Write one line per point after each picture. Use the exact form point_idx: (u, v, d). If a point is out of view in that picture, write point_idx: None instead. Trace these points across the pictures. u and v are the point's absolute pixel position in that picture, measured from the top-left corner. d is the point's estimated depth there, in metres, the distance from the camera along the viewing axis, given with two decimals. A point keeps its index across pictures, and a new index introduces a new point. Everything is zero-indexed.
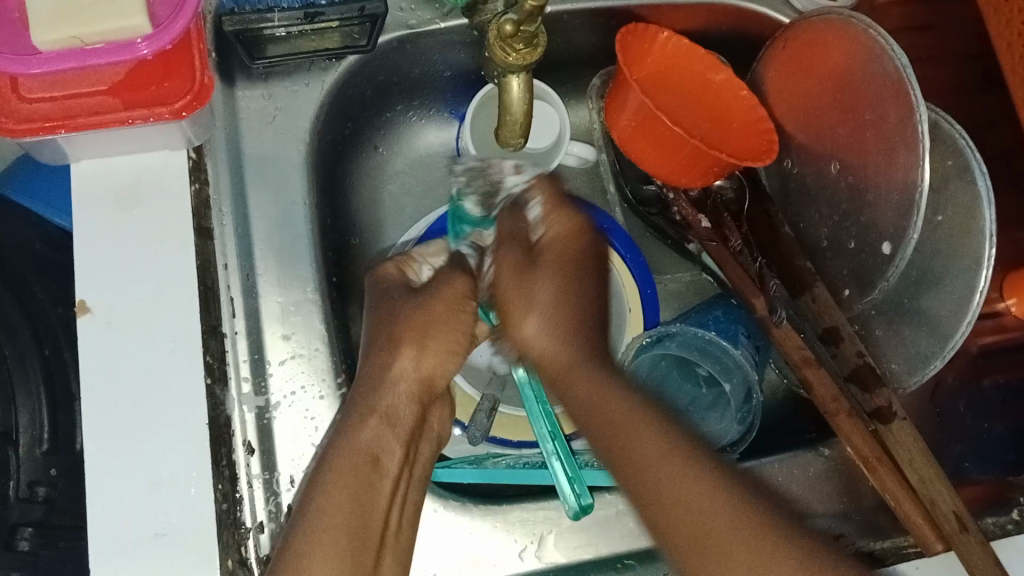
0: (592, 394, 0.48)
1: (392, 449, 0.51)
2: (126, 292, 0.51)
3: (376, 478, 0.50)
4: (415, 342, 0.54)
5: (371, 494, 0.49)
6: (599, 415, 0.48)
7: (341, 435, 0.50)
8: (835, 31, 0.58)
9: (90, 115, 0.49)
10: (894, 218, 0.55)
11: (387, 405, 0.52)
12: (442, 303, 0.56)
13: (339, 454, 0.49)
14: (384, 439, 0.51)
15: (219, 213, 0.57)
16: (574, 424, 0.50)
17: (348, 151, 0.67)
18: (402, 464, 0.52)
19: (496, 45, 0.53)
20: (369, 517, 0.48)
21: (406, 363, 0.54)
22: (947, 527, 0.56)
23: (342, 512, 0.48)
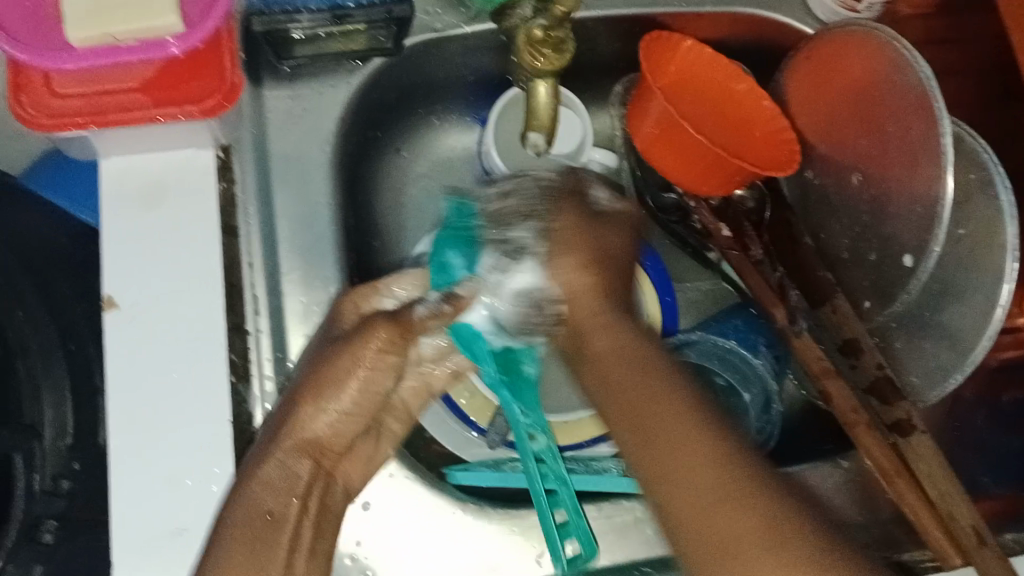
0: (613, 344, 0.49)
1: (286, 504, 0.48)
2: (151, 288, 0.52)
3: (275, 534, 0.47)
4: (361, 356, 0.50)
5: (294, 487, 0.48)
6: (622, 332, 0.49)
7: (239, 485, 0.48)
8: (859, 43, 0.59)
9: (119, 113, 0.50)
10: (918, 230, 0.55)
11: (286, 457, 0.49)
12: (348, 351, 0.50)
13: (232, 507, 0.46)
14: (293, 476, 0.49)
15: (243, 214, 0.57)
16: (605, 316, 0.50)
17: (371, 154, 0.67)
18: (298, 515, 0.48)
19: (525, 50, 0.54)
20: (268, 566, 0.46)
21: (315, 419, 0.50)
22: (965, 542, 0.54)
23: (245, 570, 0.45)
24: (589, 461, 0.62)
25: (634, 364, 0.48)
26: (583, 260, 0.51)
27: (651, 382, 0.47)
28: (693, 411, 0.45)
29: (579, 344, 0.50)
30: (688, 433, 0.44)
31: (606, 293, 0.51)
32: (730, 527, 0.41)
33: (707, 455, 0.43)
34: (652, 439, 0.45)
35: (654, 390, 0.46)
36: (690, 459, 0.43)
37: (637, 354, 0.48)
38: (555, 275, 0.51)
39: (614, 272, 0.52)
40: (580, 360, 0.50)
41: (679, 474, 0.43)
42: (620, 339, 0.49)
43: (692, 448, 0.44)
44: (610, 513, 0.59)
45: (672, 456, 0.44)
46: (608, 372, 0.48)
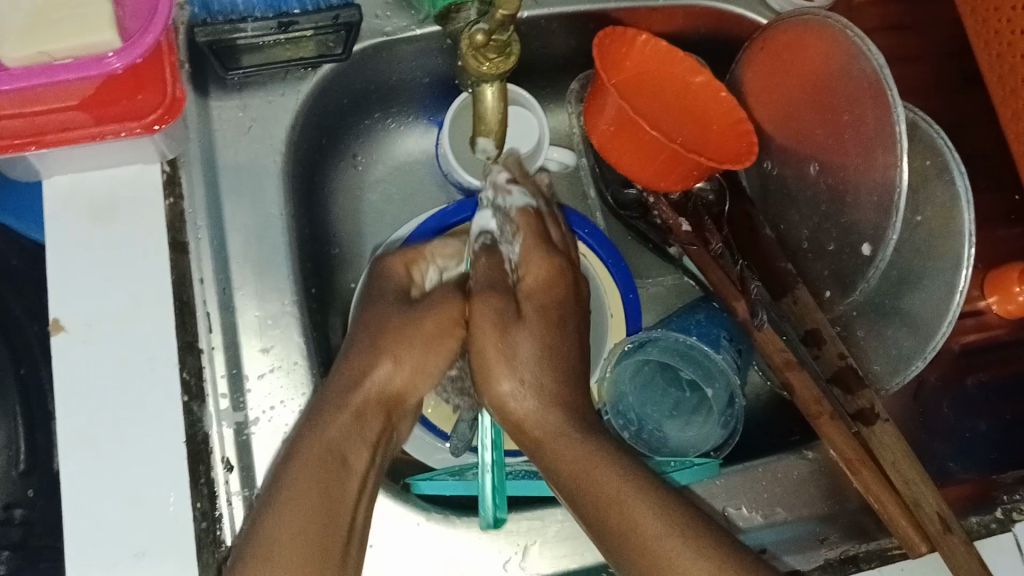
0: (584, 486, 0.49)
1: (357, 451, 0.51)
2: (102, 309, 0.51)
3: (344, 475, 0.50)
4: (391, 352, 0.55)
5: (332, 488, 0.49)
6: (586, 441, 0.51)
7: (289, 456, 0.50)
8: (815, 33, 0.58)
9: (58, 133, 0.49)
10: (875, 218, 0.55)
11: (331, 439, 0.51)
12: (433, 317, 0.56)
13: (290, 467, 0.49)
14: (352, 440, 0.51)
15: (193, 228, 0.56)
16: (564, 430, 0.52)
17: (326, 162, 0.67)
18: (367, 462, 0.52)
19: (469, 56, 0.53)
20: (336, 510, 0.48)
21: (381, 376, 0.54)
22: (930, 527, 0.56)
23: (300, 527, 0.47)
24: None
25: (609, 486, 0.48)
26: (541, 336, 0.55)
27: (596, 470, 0.49)
28: (650, 494, 0.47)
29: (540, 441, 0.52)
30: (644, 513, 0.47)
31: (559, 370, 0.55)
32: (677, 570, 0.45)
33: (664, 529, 0.46)
34: (615, 522, 0.47)
35: (591, 458, 0.50)
36: (652, 530, 0.46)
37: (612, 483, 0.48)
38: (501, 399, 0.54)
39: (561, 345, 0.55)
40: (543, 460, 0.52)
41: (648, 538, 0.46)
42: (590, 460, 0.50)
43: (651, 527, 0.46)
44: None
45: (634, 534, 0.46)
46: (579, 476, 0.50)
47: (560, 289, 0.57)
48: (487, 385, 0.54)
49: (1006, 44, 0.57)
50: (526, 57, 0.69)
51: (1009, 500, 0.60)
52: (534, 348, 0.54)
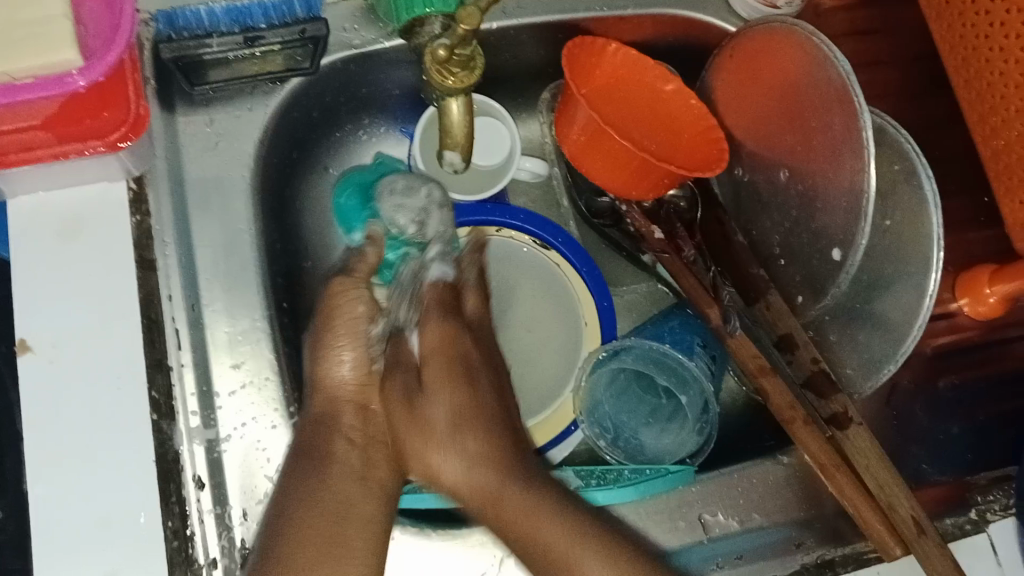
0: (463, 477, 0.51)
1: (342, 441, 0.53)
2: (68, 331, 0.50)
3: (329, 464, 0.52)
4: (333, 348, 0.55)
5: (326, 493, 0.50)
6: (472, 471, 0.51)
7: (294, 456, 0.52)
8: (780, 40, 0.59)
9: (21, 152, 0.48)
10: (844, 223, 0.55)
11: (313, 442, 0.53)
12: (331, 304, 0.55)
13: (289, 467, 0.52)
14: (340, 443, 0.53)
15: (161, 244, 0.55)
16: (482, 486, 0.51)
17: (296, 174, 0.66)
18: (352, 450, 0.53)
19: (433, 70, 0.52)
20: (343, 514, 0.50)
21: (331, 367, 0.55)
22: (905, 531, 0.56)
23: (315, 529, 0.49)
24: None
25: (491, 470, 0.51)
26: (449, 423, 0.53)
27: (504, 474, 0.50)
28: (558, 515, 0.48)
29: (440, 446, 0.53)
30: (547, 520, 0.48)
31: (480, 466, 0.51)
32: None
33: (569, 534, 0.48)
34: (516, 528, 0.49)
35: (472, 481, 0.51)
36: (545, 537, 0.48)
37: (523, 503, 0.49)
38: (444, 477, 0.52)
39: (487, 405, 0.54)
40: (453, 474, 0.52)
41: (538, 546, 0.48)
42: (473, 415, 0.53)
43: (550, 532, 0.48)
44: None
45: (544, 551, 0.48)
46: (484, 500, 0.51)
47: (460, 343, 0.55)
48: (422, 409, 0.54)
49: (969, 48, 0.58)
50: (495, 68, 0.69)
51: (983, 501, 0.61)
52: (448, 402, 0.53)
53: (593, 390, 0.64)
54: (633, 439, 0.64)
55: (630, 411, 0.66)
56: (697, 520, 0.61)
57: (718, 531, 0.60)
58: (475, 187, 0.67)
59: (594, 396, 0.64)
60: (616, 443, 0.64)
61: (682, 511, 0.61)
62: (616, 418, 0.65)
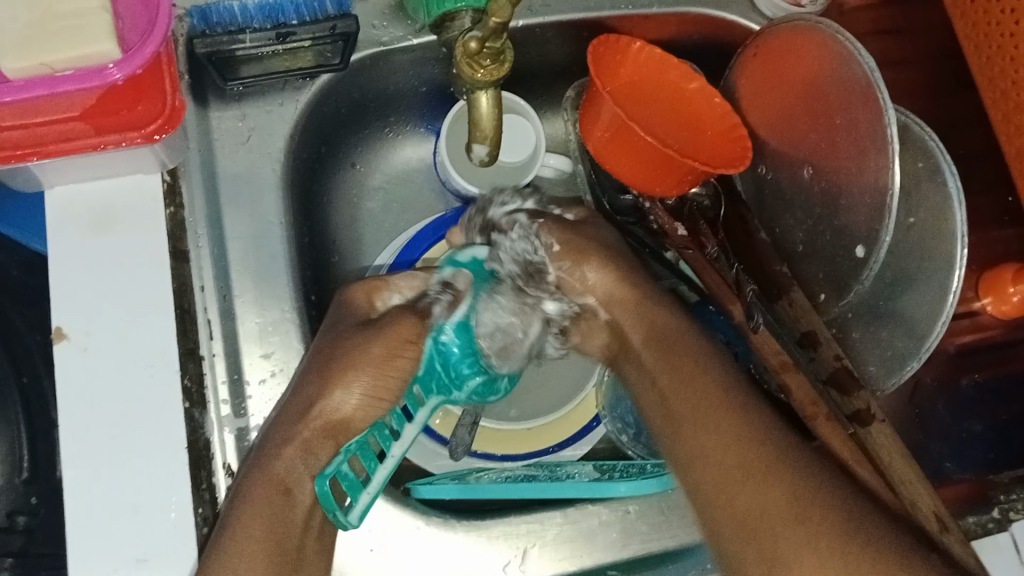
0: (691, 374, 0.56)
1: (303, 482, 0.53)
2: (104, 319, 0.52)
3: (291, 507, 0.52)
4: (343, 381, 0.54)
5: (292, 518, 0.51)
6: (690, 347, 0.57)
7: (256, 468, 0.52)
8: (806, 37, 0.59)
9: (63, 143, 0.49)
10: (868, 220, 0.56)
11: (310, 438, 0.53)
12: (382, 346, 0.55)
13: (255, 482, 0.51)
14: (297, 471, 0.52)
15: (194, 235, 0.57)
16: (668, 327, 0.58)
17: (326, 168, 0.67)
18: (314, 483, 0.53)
19: (463, 62, 0.52)
20: (285, 539, 0.51)
21: (348, 399, 0.55)
22: (926, 526, 0.55)
23: (255, 566, 0.49)
24: (555, 467, 0.61)
25: (717, 397, 0.54)
26: (610, 271, 0.60)
27: (707, 421, 0.54)
28: (756, 445, 0.52)
29: (622, 310, 0.60)
30: (746, 446, 0.52)
31: (648, 316, 0.59)
32: (785, 544, 0.48)
33: (789, 500, 0.49)
34: (686, 439, 0.54)
35: (693, 380, 0.56)
36: (761, 500, 0.50)
37: (725, 427, 0.53)
38: (589, 284, 0.60)
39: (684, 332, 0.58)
40: (630, 355, 0.60)
41: (703, 446, 0.53)
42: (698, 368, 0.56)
43: (714, 439, 0.53)
44: (577, 518, 0.59)
45: (726, 494, 0.51)
46: (682, 388, 0.56)
47: (625, 287, 0.60)
48: (574, 272, 0.60)
49: (995, 46, 0.58)
50: (520, 66, 0.70)
51: (1006, 500, 0.61)
52: (606, 278, 0.60)
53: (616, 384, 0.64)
54: None
55: None
56: None
57: None
58: (498, 184, 0.67)
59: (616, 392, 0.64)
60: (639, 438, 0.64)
61: None
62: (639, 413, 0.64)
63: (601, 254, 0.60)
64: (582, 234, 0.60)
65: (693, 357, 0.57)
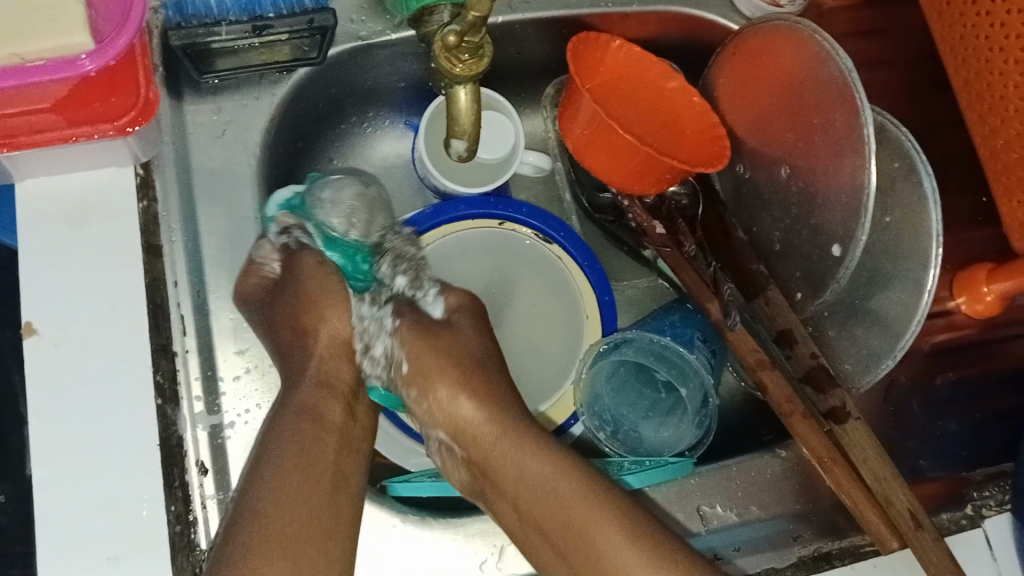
0: (524, 453, 0.56)
1: (332, 408, 0.57)
2: (76, 315, 0.51)
3: (323, 434, 0.55)
4: (331, 312, 0.60)
5: (318, 451, 0.54)
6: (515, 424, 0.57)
7: (282, 407, 0.56)
8: (783, 37, 0.59)
9: (32, 135, 0.49)
10: (844, 219, 0.56)
11: (320, 369, 0.58)
12: (314, 280, 0.61)
13: (285, 414, 0.55)
14: (327, 401, 0.57)
15: (168, 230, 0.55)
16: (495, 428, 0.57)
17: (302, 163, 0.67)
18: (345, 415, 0.57)
19: (441, 56, 0.52)
20: (315, 467, 0.53)
21: (333, 325, 0.60)
22: (901, 524, 0.56)
23: (292, 487, 0.52)
24: None
25: (564, 507, 0.54)
26: (462, 390, 0.58)
27: (534, 470, 0.55)
28: (596, 493, 0.54)
29: (485, 456, 0.57)
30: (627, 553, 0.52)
31: (496, 416, 0.58)
32: None
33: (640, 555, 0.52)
34: (568, 530, 0.54)
35: (530, 444, 0.56)
36: (629, 563, 0.52)
37: (552, 491, 0.54)
38: (451, 415, 0.58)
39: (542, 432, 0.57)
40: (487, 469, 0.57)
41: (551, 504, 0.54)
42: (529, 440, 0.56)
43: (620, 547, 0.52)
44: None
45: (611, 564, 0.52)
46: (504, 457, 0.56)
47: (489, 349, 0.61)
48: (428, 399, 0.58)
49: (970, 48, 0.58)
50: (499, 63, 0.69)
51: (979, 497, 0.62)
52: (453, 389, 0.58)
53: (594, 383, 0.64)
54: (633, 431, 0.65)
55: (630, 405, 0.66)
56: (696, 512, 0.61)
57: (716, 523, 0.60)
58: (478, 182, 0.68)
59: (595, 389, 0.65)
60: (616, 435, 0.64)
61: (682, 503, 0.61)
62: (615, 410, 0.65)
63: (482, 326, 0.61)
64: (436, 335, 0.60)
65: (532, 448, 0.56)
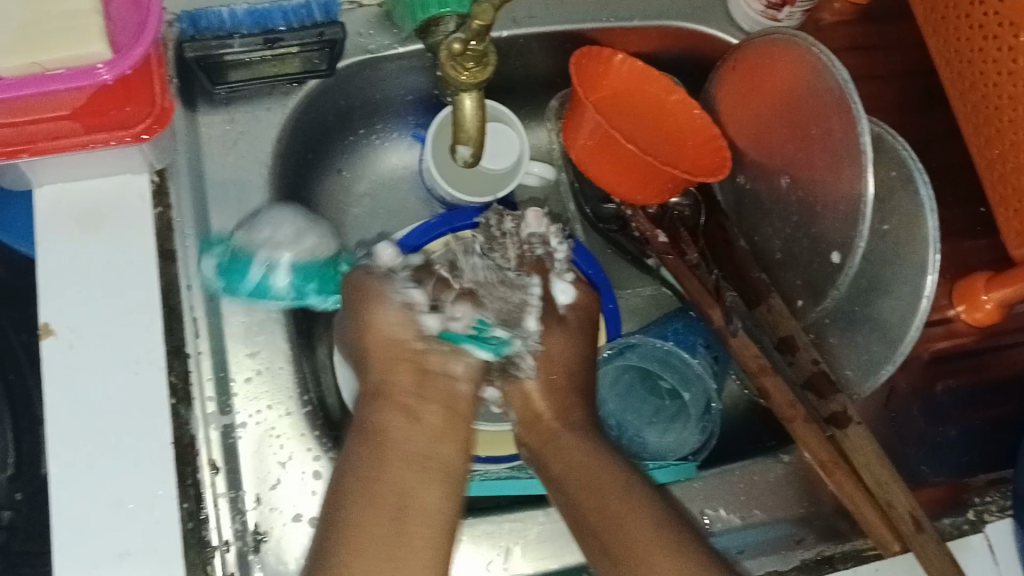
0: (599, 471, 0.55)
1: (403, 437, 0.51)
2: (91, 317, 0.52)
3: (391, 466, 0.50)
4: (386, 351, 0.54)
5: (384, 491, 0.49)
6: (603, 466, 0.55)
7: (355, 435, 0.52)
8: (780, 50, 0.61)
9: (50, 140, 0.49)
10: (843, 226, 0.57)
11: (387, 385, 0.53)
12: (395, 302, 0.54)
13: (357, 448, 0.51)
14: (402, 431, 0.52)
15: (182, 237, 0.57)
16: (554, 430, 0.57)
17: (312, 173, 0.69)
18: (414, 433, 0.52)
19: (447, 64, 0.53)
20: (386, 500, 0.49)
21: (389, 331, 0.54)
22: (903, 528, 0.57)
23: (367, 561, 0.47)
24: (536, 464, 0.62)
25: (621, 512, 0.52)
26: (556, 405, 0.58)
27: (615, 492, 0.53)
28: (665, 526, 0.51)
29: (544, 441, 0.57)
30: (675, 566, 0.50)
31: (567, 410, 0.58)
32: None
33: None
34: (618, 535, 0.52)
35: (595, 465, 0.55)
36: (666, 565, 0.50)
37: (637, 521, 0.51)
38: (526, 395, 0.58)
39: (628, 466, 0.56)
40: (551, 448, 0.57)
41: (630, 537, 0.51)
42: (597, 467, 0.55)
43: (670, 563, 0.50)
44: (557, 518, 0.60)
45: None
46: (585, 491, 0.54)
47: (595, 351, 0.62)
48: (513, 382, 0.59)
49: (964, 62, 0.60)
50: (504, 76, 0.71)
51: (980, 503, 0.63)
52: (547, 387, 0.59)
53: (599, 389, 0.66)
54: (637, 437, 0.65)
55: (636, 410, 0.67)
56: (700, 515, 0.61)
57: (720, 526, 0.60)
58: (484, 190, 0.69)
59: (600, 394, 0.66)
60: (620, 440, 0.65)
61: (685, 506, 0.61)
62: (620, 416, 0.66)
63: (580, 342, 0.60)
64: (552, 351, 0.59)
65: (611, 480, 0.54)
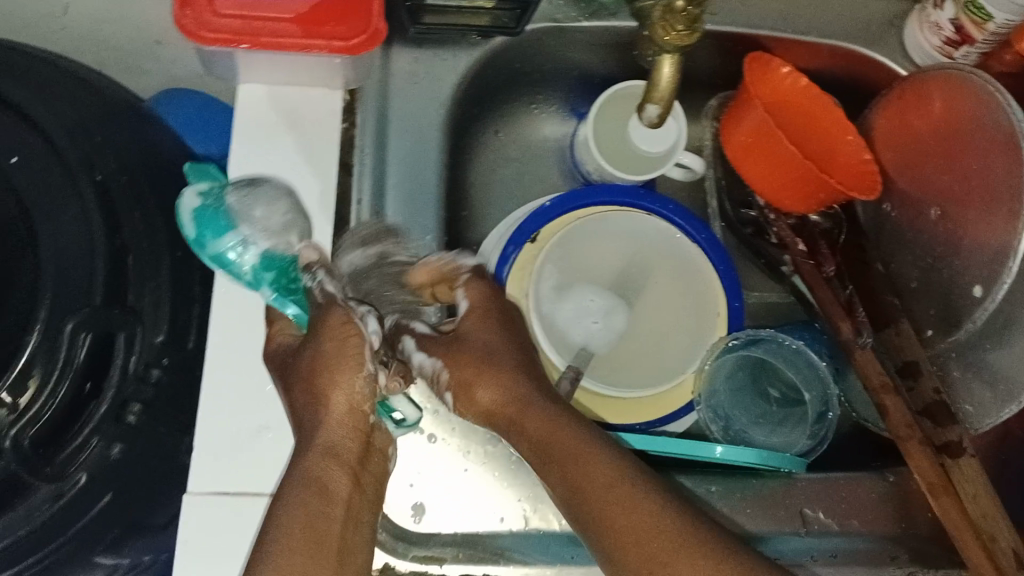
0: (544, 430, 0.52)
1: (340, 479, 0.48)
2: (274, 208, 0.57)
3: (329, 501, 0.47)
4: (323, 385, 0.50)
5: (319, 508, 0.47)
6: (545, 406, 0.53)
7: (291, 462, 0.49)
8: (953, 83, 0.61)
9: (272, 38, 0.54)
10: (989, 263, 0.58)
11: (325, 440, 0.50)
12: (333, 342, 0.51)
13: (293, 480, 0.48)
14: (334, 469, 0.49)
15: (359, 151, 0.62)
16: (522, 405, 0.54)
17: (474, 125, 0.72)
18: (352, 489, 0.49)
19: (659, 22, 0.56)
20: (326, 536, 0.46)
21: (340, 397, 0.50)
22: (1003, 562, 0.56)
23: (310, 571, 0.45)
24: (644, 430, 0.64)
25: (601, 481, 0.49)
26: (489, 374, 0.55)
27: (585, 455, 0.50)
28: (623, 476, 0.49)
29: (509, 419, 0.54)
30: (654, 529, 0.46)
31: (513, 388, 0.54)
32: None
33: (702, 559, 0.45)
34: (616, 528, 0.47)
35: (556, 427, 0.51)
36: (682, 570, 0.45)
37: (608, 479, 0.48)
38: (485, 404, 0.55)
39: (569, 417, 0.52)
40: (515, 430, 0.53)
41: (611, 514, 0.48)
42: (563, 424, 0.52)
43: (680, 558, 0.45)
44: None
45: None
46: (550, 444, 0.51)
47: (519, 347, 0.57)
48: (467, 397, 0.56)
49: None
50: None
51: None
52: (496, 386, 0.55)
53: (714, 378, 0.67)
54: (744, 432, 0.66)
55: (744, 408, 0.68)
56: (798, 514, 0.61)
57: (817, 527, 0.61)
58: (633, 171, 0.71)
59: (714, 383, 0.67)
60: (728, 431, 0.66)
61: (784, 502, 0.61)
62: (729, 409, 0.67)
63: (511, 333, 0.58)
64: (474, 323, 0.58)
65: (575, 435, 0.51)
